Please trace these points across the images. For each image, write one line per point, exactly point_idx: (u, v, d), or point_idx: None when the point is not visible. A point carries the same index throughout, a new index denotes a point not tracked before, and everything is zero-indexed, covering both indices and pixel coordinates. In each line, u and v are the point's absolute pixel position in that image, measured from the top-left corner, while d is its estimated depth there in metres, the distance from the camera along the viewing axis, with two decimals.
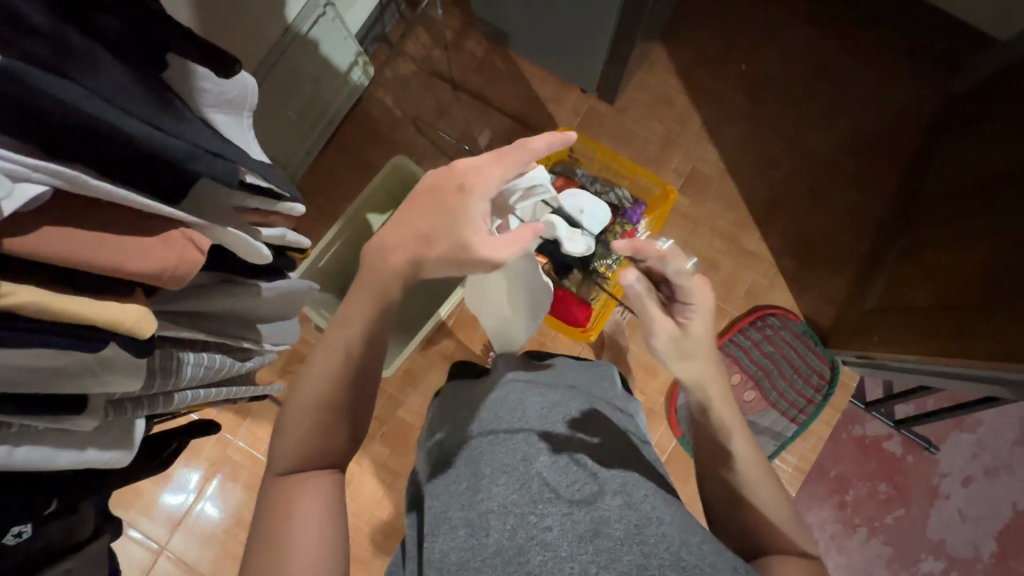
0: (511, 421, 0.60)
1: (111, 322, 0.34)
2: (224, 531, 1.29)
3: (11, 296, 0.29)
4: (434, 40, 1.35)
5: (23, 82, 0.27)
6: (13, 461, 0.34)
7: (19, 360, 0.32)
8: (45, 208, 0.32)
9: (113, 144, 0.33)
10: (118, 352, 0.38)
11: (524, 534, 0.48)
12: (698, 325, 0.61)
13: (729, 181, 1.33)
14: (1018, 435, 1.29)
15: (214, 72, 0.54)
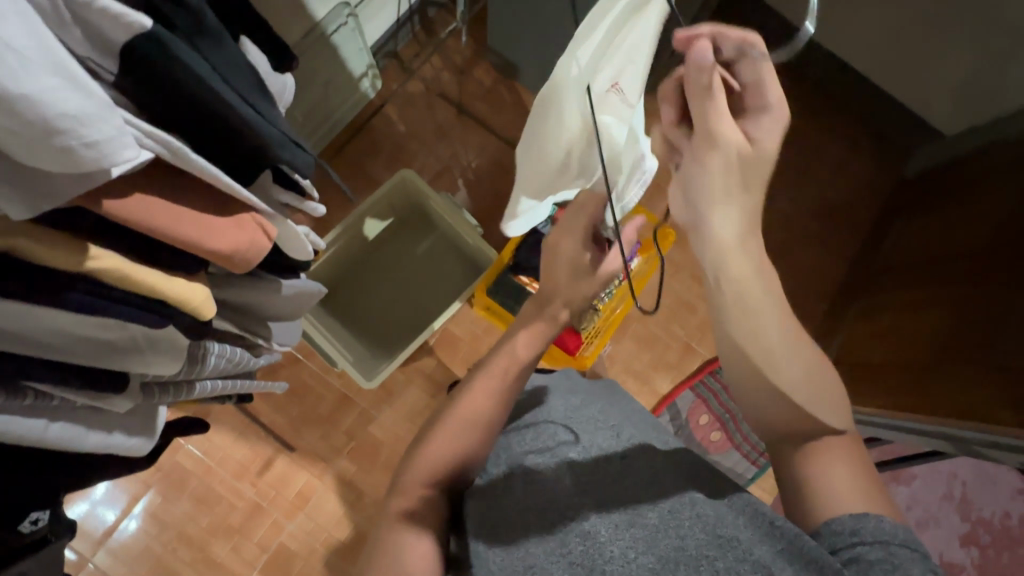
0: (543, 431, 0.67)
1: (176, 297, 0.34)
2: (161, 545, 1.19)
3: (95, 261, 0.29)
4: (445, 64, 1.39)
5: (163, 46, 0.29)
6: (48, 438, 0.32)
7: (81, 332, 0.31)
8: (142, 175, 0.31)
9: (216, 119, 0.34)
10: (170, 332, 0.37)
11: (566, 527, 0.55)
12: (770, 141, 0.53)
13: None
14: (947, 492, 1.36)
15: (268, 63, 0.53)
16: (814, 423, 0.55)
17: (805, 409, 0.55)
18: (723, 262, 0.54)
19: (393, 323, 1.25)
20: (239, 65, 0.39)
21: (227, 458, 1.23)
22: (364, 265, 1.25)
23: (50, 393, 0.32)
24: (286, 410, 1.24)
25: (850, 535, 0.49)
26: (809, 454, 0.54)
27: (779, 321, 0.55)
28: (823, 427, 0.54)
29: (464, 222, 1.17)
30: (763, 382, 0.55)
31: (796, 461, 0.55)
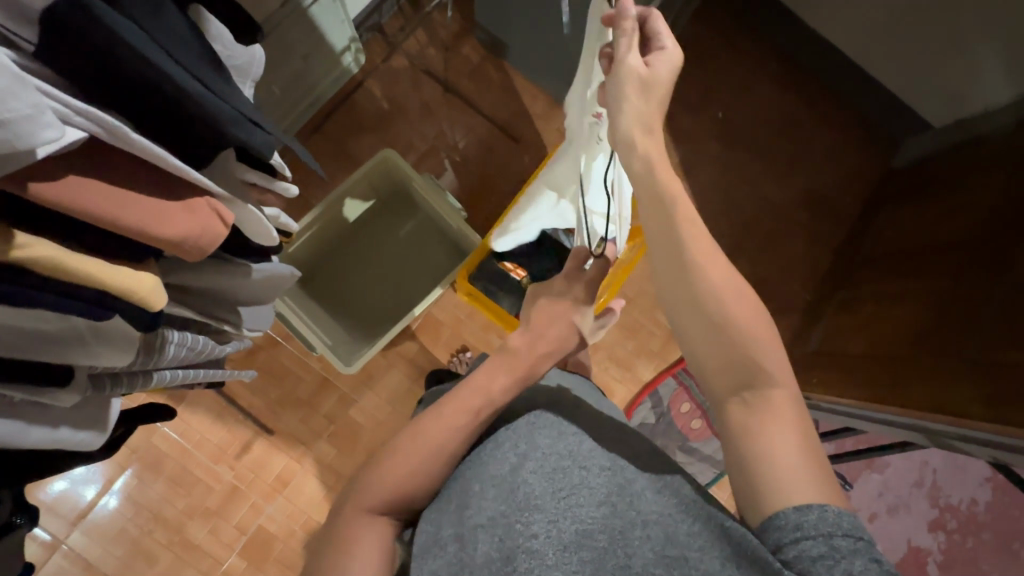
0: (513, 446, 0.60)
1: (122, 290, 0.32)
2: (137, 527, 1.18)
3: (24, 250, 0.27)
4: (430, 40, 1.34)
5: (91, 13, 0.27)
6: None
7: (12, 324, 0.29)
8: (76, 156, 0.29)
9: (159, 95, 0.32)
10: (117, 324, 0.35)
11: (511, 543, 0.50)
12: (662, 70, 0.57)
13: None
14: (919, 479, 1.39)
15: (234, 35, 0.50)
16: (756, 407, 0.48)
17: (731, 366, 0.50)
18: (665, 207, 0.54)
19: (376, 307, 1.23)
20: (195, 41, 0.37)
21: (204, 441, 1.21)
22: (346, 247, 1.23)
23: None
24: (265, 393, 1.23)
25: (787, 526, 0.43)
26: (744, 435, 0.47)
27: (711, 294, 0.51)
28: (765, 409, 0.48)
29: (448, 206, 1.14)
30: (718, 349, 0.50)
31: (731, 444, 0.48)
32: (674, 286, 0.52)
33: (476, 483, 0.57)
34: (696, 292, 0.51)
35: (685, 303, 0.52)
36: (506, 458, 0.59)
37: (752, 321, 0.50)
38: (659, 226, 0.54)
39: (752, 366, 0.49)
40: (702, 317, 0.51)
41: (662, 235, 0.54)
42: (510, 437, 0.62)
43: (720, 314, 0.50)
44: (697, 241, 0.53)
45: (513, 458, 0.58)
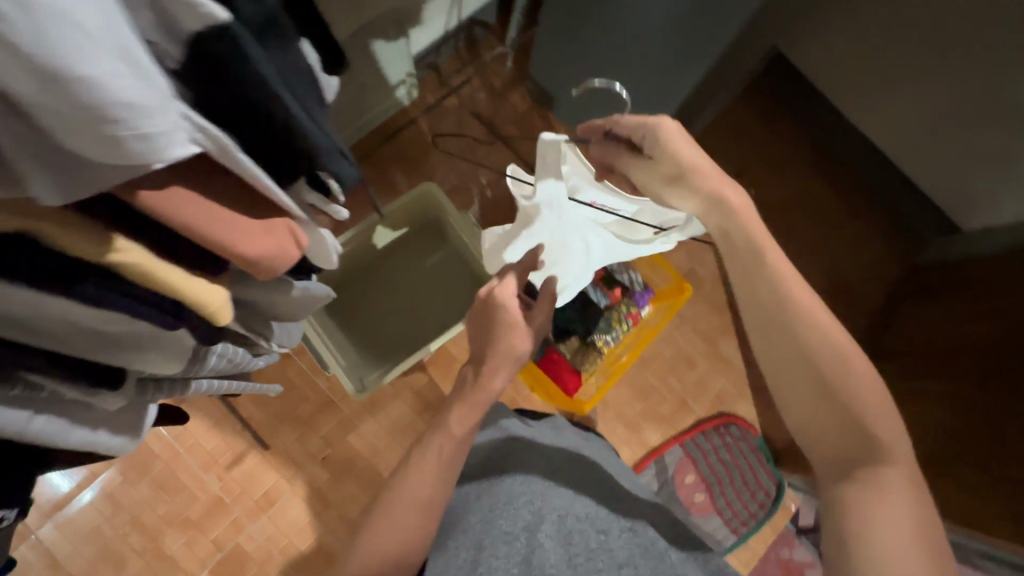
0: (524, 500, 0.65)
1: (196, 300, 0.33)
2: (112, 527, 1.13)
3: (117, 253, 0.28)
4: (482, 83, 1.39)
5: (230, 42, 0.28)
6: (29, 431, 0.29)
7: (84, 321, 0.29)
8: (184, 169, 0.30)
9: (267, 121, 0.32)
10: (177, 333, 0.35)
11: None
12: (659, 151, 0.59)
13: (720, 288, 1.40)
14: None
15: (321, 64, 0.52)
16: (865, 495, 0.45)
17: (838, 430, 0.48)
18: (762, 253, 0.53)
19: (397, 335, 1.23)
20: (305, 72, 0.38)
21: (196, 447, 1.18)
22: (376, 274, 1.24)
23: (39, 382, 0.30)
24: (267, 406, 1.20)
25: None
26: (851, 527, 0.45)
27: (816, 369, 0.48)
28: (879, 499, 0.45)
29: (481, 244, 1.15)
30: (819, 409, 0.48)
31: (835, 533, 0.46)
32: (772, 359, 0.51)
33: (489, 540, 0.61)
34: (798, 342, 0.49)
35: (785, 376, 0.50)
36: (520, 514, 0.63)
37: (864, 396, 0.47)
38: (754, 271, 0.53)
39: (863, 449, 0.47)
40: (805, 394, 0.49)
41: (761, 282, 0.52)
42: (516, 487, 0.67)
43: (824, 389, 0.48)
44: (795, 293, 0.51)
45: (528, 517, 0.63)
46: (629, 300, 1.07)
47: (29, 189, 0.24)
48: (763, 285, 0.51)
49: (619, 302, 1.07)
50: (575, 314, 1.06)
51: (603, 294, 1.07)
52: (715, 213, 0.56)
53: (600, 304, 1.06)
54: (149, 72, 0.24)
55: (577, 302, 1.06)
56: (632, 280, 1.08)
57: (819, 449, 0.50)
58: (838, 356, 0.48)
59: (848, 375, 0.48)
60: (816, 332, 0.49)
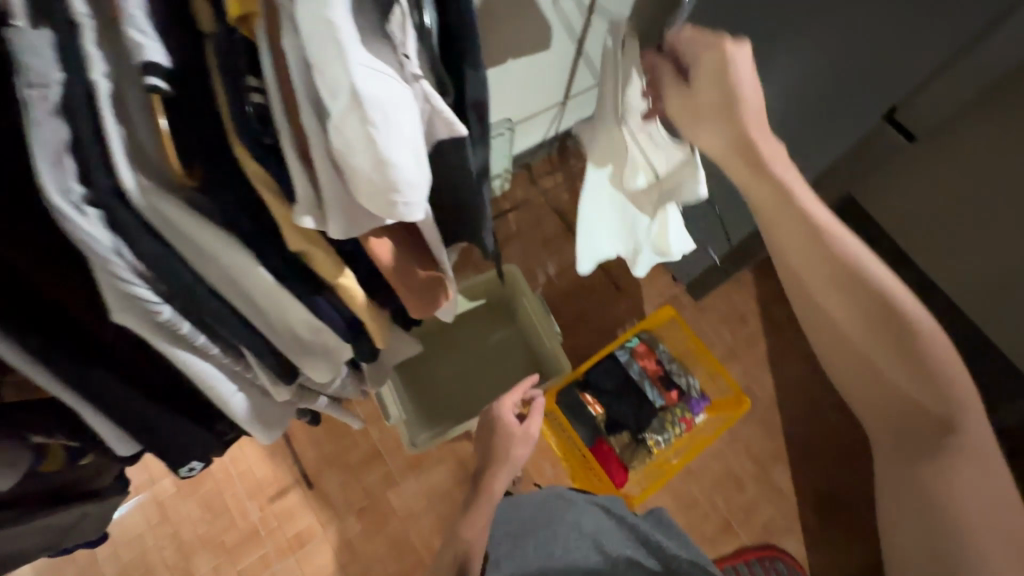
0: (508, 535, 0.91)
1: (370, 319, 0.44)
2: (153, 536, 1.18)
3: (346, 275, 0.40)
4: (567, 186, 1.54)
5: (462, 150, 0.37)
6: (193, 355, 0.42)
7: (279, 303, 0.43)
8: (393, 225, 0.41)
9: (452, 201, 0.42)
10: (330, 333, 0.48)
11: None
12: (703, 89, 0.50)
13: (776, 411, 1.38)
14: None
15: None
16: (933, 473, 0.45)
17: (905, 376, 0.47)
18: (798, 230, 0.49)
19: (458, 402, 1.29)
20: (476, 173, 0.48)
21: (247, 473, 1.23)
22: (448, 342, 1.32)
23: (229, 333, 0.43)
24: (320, 447, 1.26)
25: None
26: (919, 506, 0.45)
27: (880, 341, 0.47)
28: (949, 484, 0.44)
29: (550, 327, 1.22)
30: (887, 358, 0.48)
31: (897, 508, 0.48)
32: (834, 328, 0.50)
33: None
34: (858, 300, 0.47)
35: (848, 354, 0.50)
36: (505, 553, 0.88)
37: (939, 369, 0.47)
38: (792, 243, 0.50)
39: (934, 430, 0.47)
40: (862, 365, 0.50)
41: (799, 250, 0.49)
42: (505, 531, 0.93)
43: (898, 368, 0.48)
44: (845, 249, 0.48)
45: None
46: (684, 405, 1.09)
47: (315, 217, 0.31)
48: (818, 257, 0.48)
49: (674, 406, 1.09)
50: (630, 410, 1.09)
51: (660, 395, 1.10)
52: (763, 194, 0.50)
53: (656, 405, 1.09)
54: (416, 149, 0.30)
55: (634, 399, 1.09)
56: (690, 387, 1.11)
57: (878, 420, 0.51)
58: (920, 332, 0.47)
59: (920, 353, 0.47)
60: (887, 309, 0.47)
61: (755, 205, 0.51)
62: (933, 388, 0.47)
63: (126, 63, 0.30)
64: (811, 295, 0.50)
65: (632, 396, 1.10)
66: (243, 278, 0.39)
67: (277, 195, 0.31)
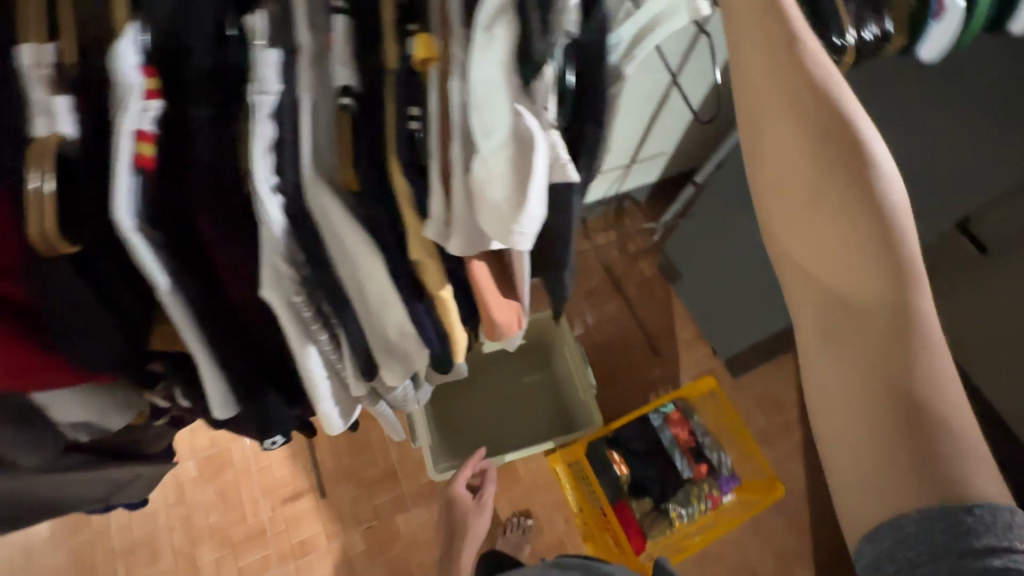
0: None
1: (456, 345, 0.44)
2: (166, 515, 1.20)
3: (446, 298, 0.40)
4: (619, 243, 1.57)
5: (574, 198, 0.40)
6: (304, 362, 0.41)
7: (391, 329, 0.41)
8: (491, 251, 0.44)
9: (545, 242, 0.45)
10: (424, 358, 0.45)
11: None
12: None
13: (804, 507, 1.31)
14: None
15: None
16: (906, 387, 0.33)
17: (857, 274, 0.36)
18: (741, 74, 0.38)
19: (483, 437, 1.29)
20: None
21: (265, 470, 1.25)
22: (484, 375, 1.33)
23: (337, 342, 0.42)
24: (339, 457, 1.27)
25: (912, 524, 0.31)
26: (892, 411, 0.33)
27: (836, 213, 0.36)
28: (933, 383, 0.33)
29: (587, 380, 1.22)
30: (835, 243, 0.36)
31: (846, 411, 0.35)
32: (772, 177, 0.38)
33: None
34: (796, 167, 0.37)
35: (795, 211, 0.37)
36: None
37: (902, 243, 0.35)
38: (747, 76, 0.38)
39: (885, 326, 0.34)
40: (810, 226, 0.37)
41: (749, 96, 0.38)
42: None
43: (859, 228, 0.35)
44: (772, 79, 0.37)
45: None
46: (712, 481, 1.07)
47: (440, 234, 0.35)
48: (781, 87, 0.37)
49: (702, 480, 1.07)
50: (656, 475, 1.07)
51: (688, 466, 1.08)
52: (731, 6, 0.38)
53: (683, 474, 1.07)
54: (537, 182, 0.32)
55: (662, 465, 1.08)
56: (720, 464, 1.08)
57: (822, 312, 0.37)
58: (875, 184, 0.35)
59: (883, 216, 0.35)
60: (850, 157, 0.36)
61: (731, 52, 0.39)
62: (894, 259, 0.35)
63: (327, 87, 0.32)
64: (768, 142, 0.38)
65: (660, 462, 1.08)
66: (368, 279, 0.36)
67: (413, 210, 0.35)
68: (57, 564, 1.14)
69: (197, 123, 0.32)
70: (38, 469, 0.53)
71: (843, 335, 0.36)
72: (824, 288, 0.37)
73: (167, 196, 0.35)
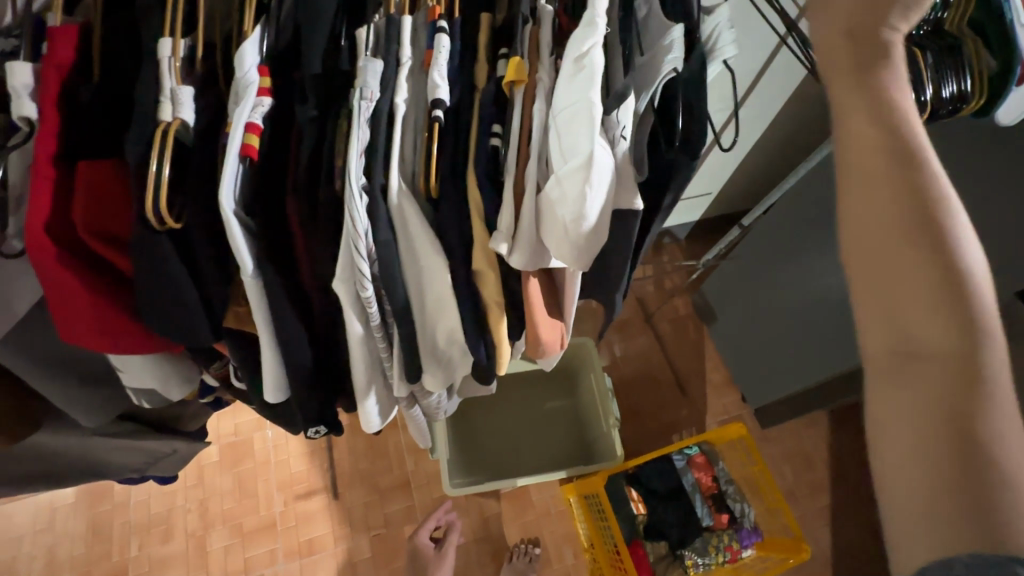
0: None
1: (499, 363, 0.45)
2: (183, 495, 1.22)
3: (495, 316, 0.41)
4: (655, 278, 1.56)
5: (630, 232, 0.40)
6: (356, 357, 0.42)
7: (442, 335, 0.42)
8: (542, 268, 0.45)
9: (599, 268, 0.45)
10: (468, 367, 0.46)
11: None
12: None
13: (827, 574, 1.25)
14: None
15: None
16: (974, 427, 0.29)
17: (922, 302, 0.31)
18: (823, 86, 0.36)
19: (499, 459, 1.28)
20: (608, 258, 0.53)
21: (282, 465, 1.26)
22: (508, 398, 1.33)
23: (387, 343, 0.43)
24: (355, 459, 1.28)
25: (963, 572, 0.26)
26: (949, 452, 0.29)
27: (912, 235, 0.32)
28: (1001, 439, 0.29)
29: (610, 413, 1.21)
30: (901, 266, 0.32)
31: (903, 448, 0.31)
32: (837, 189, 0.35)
33: None
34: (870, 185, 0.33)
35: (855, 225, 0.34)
36: None
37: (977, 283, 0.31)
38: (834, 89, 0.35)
39: (947, 368, 0.30)
40: (879, 254, 0.33)
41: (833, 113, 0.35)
42: None
43: (935, 264, 0.31)
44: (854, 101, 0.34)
45: None
46: (733, 532, 1.02)
47: (505, 246, 0.35)
48: (864, 92, 0.34)
49: (722, 530, 1.02)
50: (674, 518, 1.03)
51: (709, 513, 1.04)
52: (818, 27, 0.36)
53: (703, 521, 1.03)
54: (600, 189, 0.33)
55: (682, 508, 1.04)
56: (742, 515, 1.04)
57: (877, 342, 0.33)
58: (951, 210, 0.32)
59: (955, 246, 0.31)
60: (922, 176, 0.33)
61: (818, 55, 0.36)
62: (966, 289, 0.31)
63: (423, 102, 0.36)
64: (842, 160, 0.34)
65: (680, 505, 1.04)
66: (430, 282, 0.38)
67: (481, 219, 0.36)
68: (77, 530, 1.18)
69: (300, 121, 0.36)
70: (92, 429, 0.57)
71: (899, 368, 0.32)
72: (880, 312, 0.33)
73: (264, 183, 0.38)
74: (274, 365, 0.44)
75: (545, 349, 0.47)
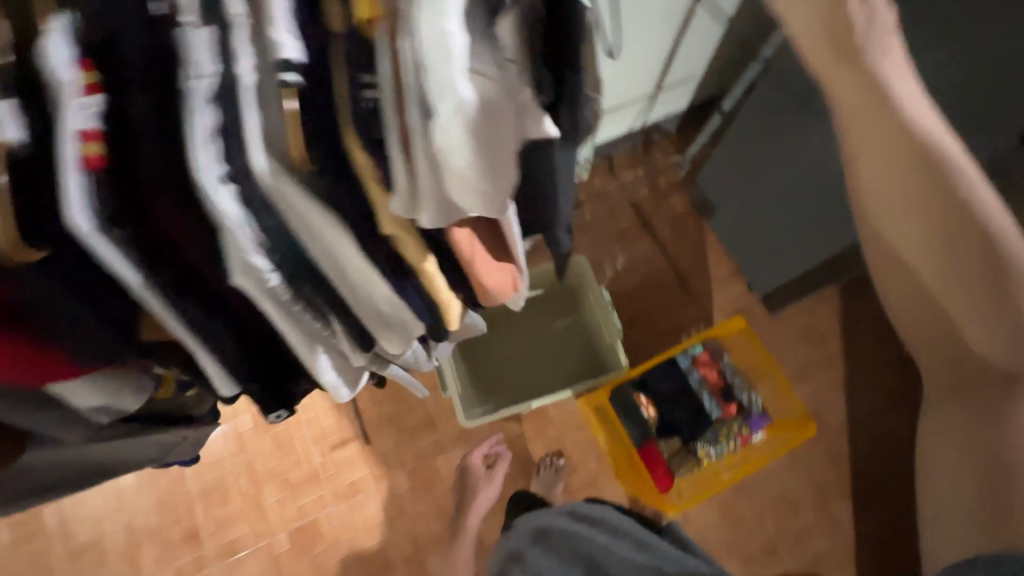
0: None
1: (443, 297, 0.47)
2: (231, 462, 1.32)
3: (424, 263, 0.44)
4: (648, 180, 1.49)
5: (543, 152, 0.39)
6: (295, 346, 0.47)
7: (373, 295, 0.44)
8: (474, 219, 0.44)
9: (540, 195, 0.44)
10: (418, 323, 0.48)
11: None
12: None
13: (845, 440, 1.30)
14: None
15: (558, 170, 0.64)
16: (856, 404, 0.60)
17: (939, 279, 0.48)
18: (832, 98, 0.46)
19: (512, 384, 1.32)
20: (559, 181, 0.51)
21: (314, 421, 1.34)
22: (513, 325, 1.34)
23: (325, 314, 0.47)
24: (380, 406, 1.34)
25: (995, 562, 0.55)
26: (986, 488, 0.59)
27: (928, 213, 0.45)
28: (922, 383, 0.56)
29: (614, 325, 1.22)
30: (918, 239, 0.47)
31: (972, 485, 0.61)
32: (869, 183, 0.47)
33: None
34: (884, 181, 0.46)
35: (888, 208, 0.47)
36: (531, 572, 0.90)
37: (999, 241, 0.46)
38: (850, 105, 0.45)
39: (992, 275, 0.46)
40: (909, 234, 0.47)
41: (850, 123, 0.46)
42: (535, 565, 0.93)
43: (932, 234, 0.46)
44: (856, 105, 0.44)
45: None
46: (741, 421, 1.06)
47: (410, 206, 0.36)
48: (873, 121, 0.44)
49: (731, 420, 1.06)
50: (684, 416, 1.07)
51: (717, 406, 1.07)
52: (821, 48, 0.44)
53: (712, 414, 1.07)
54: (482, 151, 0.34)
55: (691, 406, 1.07)
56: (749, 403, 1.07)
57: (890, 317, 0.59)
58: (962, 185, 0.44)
59: (976, 219, 0.45)
60: (938, 158, 0.43)
61: (830, 91, 0.45)
62: (995, 250, 0.46)
63: (270, 63, 0.32)
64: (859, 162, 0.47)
65: (689, 403, 1.07)
66: (342, 254, 0.41)
67: (378, 183, 0.37)
68: (145, 507, 1.29)
69: (138, 129, 0.33)
70: (83, 440, 0.59)
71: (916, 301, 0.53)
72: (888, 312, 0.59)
73: (125, 196, 0.37)
74: (218, 362, 0.49)
75: (493, 287, 0.47)
